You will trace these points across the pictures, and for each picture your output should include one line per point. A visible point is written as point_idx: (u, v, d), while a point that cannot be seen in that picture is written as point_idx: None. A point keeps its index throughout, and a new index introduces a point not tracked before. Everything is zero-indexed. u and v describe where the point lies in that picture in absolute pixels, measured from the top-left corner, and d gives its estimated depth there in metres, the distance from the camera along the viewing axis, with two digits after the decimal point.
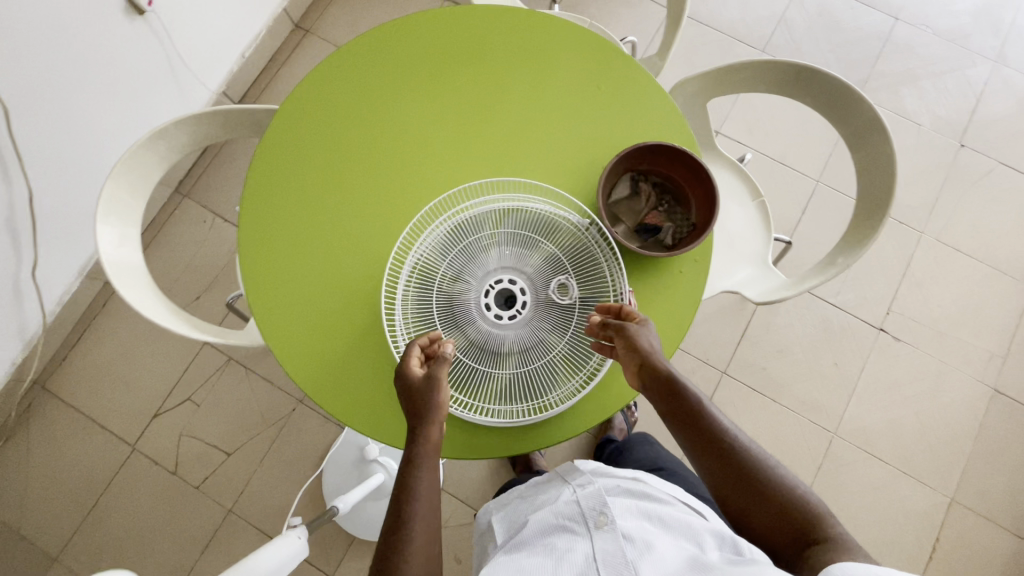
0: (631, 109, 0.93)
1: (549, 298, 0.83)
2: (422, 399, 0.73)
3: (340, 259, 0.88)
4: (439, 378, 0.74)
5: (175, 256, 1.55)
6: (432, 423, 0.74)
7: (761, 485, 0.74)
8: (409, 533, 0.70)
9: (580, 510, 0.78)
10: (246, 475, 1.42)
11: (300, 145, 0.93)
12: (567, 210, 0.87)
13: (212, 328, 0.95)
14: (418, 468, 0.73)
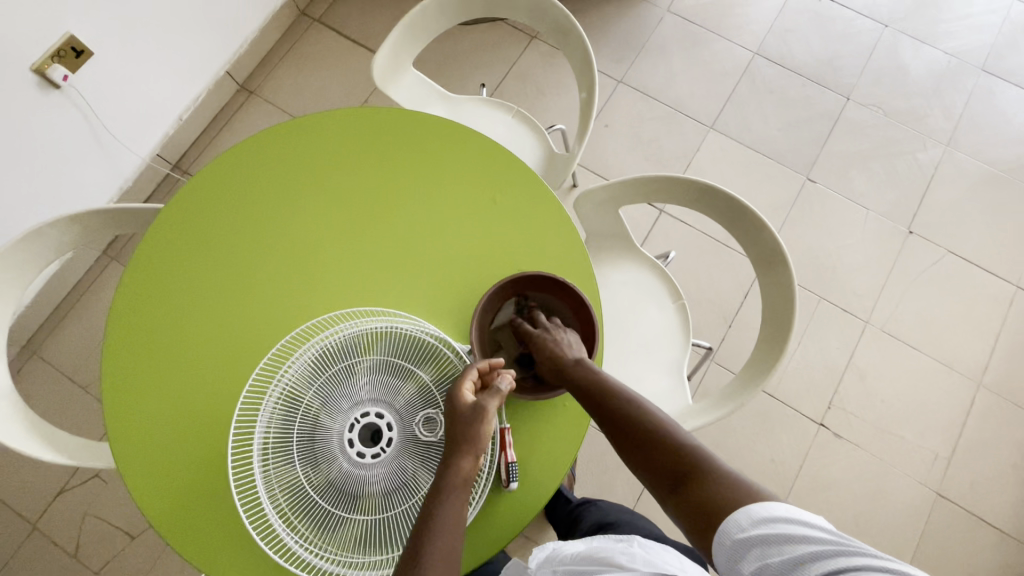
0: (523, 226, 0.94)
1: (416, 435, 0.77)
2: (464, 425, 0.72)
3: (210, 380, 0.84)
4: (487, 408, 0.72)
5: (95, 322, 1.49)
6: (466, 456, 0.71)
7: (645, 433, 0.69)
8: None
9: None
10: (149, 561, 1.37)
11: (182, 251, 0.88)
12: (445, 337, 0.82)
13: (73, 442, 0.92)
14: (445, 504, 0.69)
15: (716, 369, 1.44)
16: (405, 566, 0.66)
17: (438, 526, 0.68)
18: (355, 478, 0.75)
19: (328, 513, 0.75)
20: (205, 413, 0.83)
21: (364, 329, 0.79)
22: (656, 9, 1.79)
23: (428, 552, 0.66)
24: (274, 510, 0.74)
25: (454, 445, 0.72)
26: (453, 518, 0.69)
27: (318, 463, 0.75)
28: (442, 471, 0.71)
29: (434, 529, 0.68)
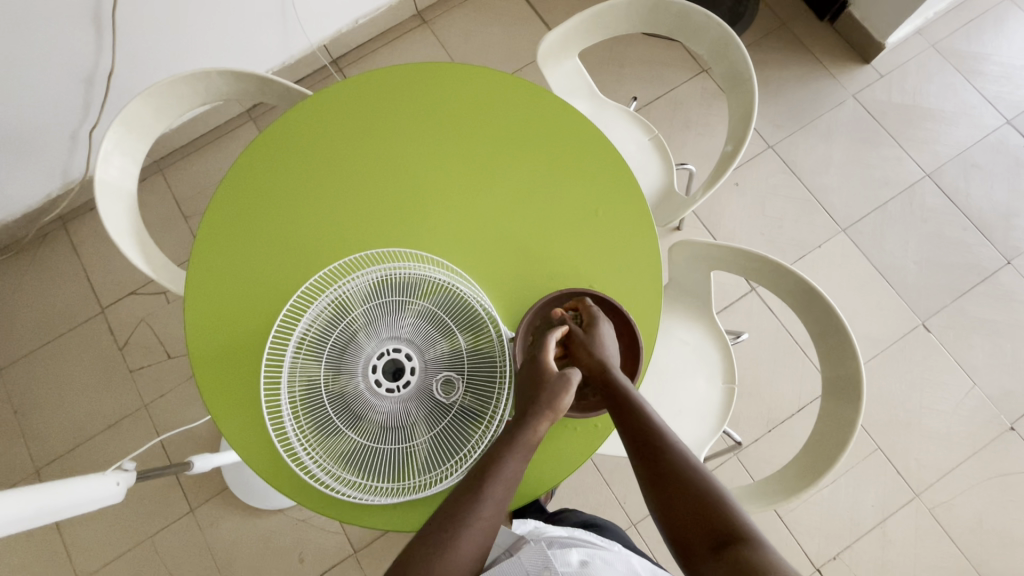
0: (613, 251, 0.93)
1: (431, 390, 0.80)
2: (545, 393, 0.75)
3: (284, 258, 0.91)
4: (570, 379, 0.76)
5: (215, 166, 1.66)
6: (543, 418, 0.75)
7: (680, 488, 0.71)
8: (455, 542, 0.69)
9: (525, 568, 0.73)
10: (174, 381, 1.53)
11: (313, 136, 0.96)
12: (495, 313, 0.85)
13: (160, 259, 1.04)
14: (507, 456, 0.74)
15: (735, 464, 1.37)
16: (459, 502, 0.71)
17: (495, 476, 0.73)
18: (365, 399, 0.80)
19: (330, 419, 0.80)
20: (268, 287, 0.90)
21: (424, 275, 0.82)
22: (841, 90, 1.67)
23: (484, 499, 0.72)
24: (287, 395, 0.80)
25: (531, 410, 0.75)
26: (513, 469, 0.74)
27: (339, 373, 0.81)
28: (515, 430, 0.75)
29: (495, 475, 0.73)
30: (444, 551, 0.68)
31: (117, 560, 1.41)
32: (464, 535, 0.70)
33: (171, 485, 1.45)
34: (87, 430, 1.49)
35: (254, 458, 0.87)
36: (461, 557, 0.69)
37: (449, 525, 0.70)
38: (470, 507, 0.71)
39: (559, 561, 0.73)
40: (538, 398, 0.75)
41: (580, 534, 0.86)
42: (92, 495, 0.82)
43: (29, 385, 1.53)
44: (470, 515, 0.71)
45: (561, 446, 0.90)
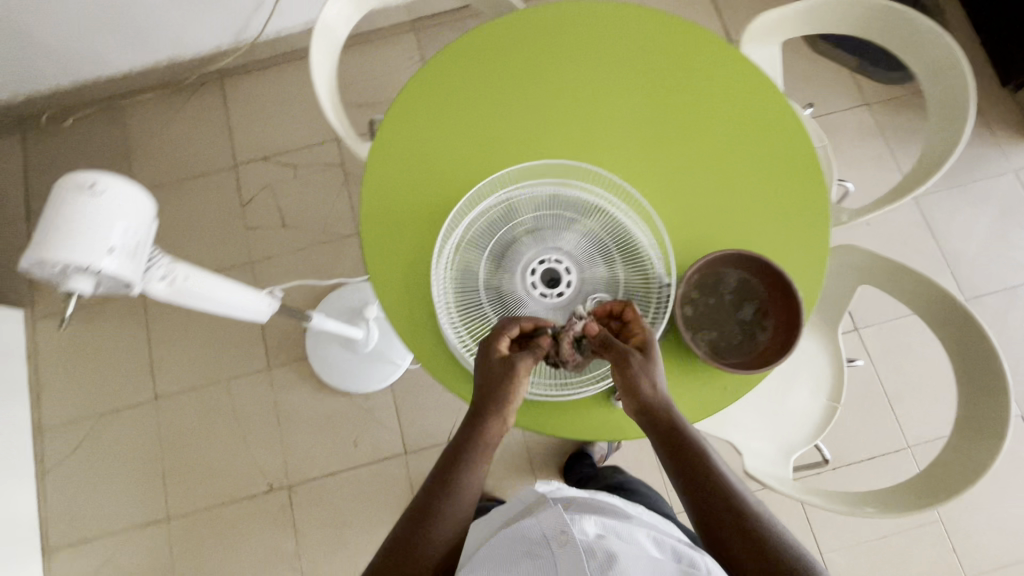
0: (786, 231, 0.91)
1: (582, 305, 0.83)
2: (491, 386, 0.75)
3: (467, 147, 0.95)
4: (519, 366, 0.74)
5: (371, 64, 1.73)
6: (497, 412, 0.76)
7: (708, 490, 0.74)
8: (427, 537, 0.73)
9: (543, 532, 0.72)
10: (281, 249, 1.60)
11: (518, 44, 0.99)
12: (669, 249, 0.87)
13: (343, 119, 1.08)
14: (468, 452, 0.76)
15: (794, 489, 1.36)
16: (432, 498, 0.75)
17: (461, 472, 0.76)
18: (518, 294, 0.84)
19: (480, 302, 0.84)
20: (444, 170, 0.94)
21: (598, 201, 0.87)
22: (1003, 161, 1.61)
23: (453, 496, 0.75)
24: (449, 268, 0.85)
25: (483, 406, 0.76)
26: (479, 463, 0.77)
27: (500, 265, 0.86)
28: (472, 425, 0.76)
29: (459, 472, 0.76)
30: (421, 543, 0.73)
31: (193, 391, 1.51)
32: (438, 528, 0.74)
33: (258, 340, 1.54)
34: (196, 268, 1.59)
35: (394, 316, 0.89)
36: (438, 549, 0.73)
37: (424, 520, 0.74)
38: (441, 504, 0.75)
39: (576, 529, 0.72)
40: (488, 392, 0.75)
41: (603, 505, 0.87)
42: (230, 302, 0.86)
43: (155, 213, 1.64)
44: (441, 512, 0.74)
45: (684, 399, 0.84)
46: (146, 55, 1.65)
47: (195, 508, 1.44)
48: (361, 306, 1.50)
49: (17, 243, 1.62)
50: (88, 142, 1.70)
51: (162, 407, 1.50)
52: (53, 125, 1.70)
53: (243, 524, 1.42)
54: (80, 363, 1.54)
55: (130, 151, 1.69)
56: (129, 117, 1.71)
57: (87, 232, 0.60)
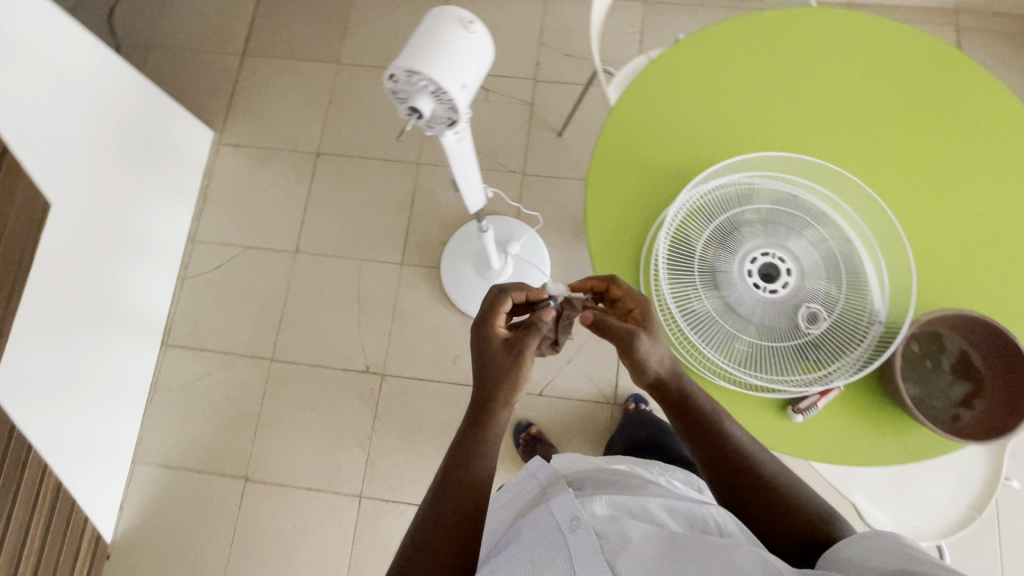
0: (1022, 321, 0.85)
1: (792, 310, 0.82)
2: (496, 364, 0.75)
3: (721, 118, 0.93)
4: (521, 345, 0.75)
5: (590, 21, 1.74)
6: (505, 393, 0.74)
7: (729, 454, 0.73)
8: (462, 518, 0.66)
9: (552, 518, 0.65)
10: (449, 161, 1.66)
11: (806, 39, 0.96)
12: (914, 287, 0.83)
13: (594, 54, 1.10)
14: (488, 431, 0.72)
15: None
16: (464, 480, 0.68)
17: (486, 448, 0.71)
18: (731, 276, 0.83)
19: (691, 270, 0.84)
20: (691, 133, 0.93)
21: (838, 217, 0.84)
22: None
23: (485, 472, 0.70)
24: (673, 229, 0.86)
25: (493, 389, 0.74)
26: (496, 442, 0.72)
27: (721, 243, 0.85)
28: (476, 421, 0.73)
29: (484, 453, 0.71)
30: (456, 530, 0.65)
31: (328, 258, 1.60)
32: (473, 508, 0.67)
33: (400, 235, 1.61)
34: (368, 151, 1.67)
35: (598, 251, 0.89)
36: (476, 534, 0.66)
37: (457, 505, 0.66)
38: (474, 486, 0.68)
39: (586, 512, 0.66)
40: (494, 373, 0.74)
41: (612, 475, 0.83)
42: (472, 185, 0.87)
43: (350, 89, 1.73)
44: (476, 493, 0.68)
45: (859, 443, 0.81)
46: None
47: (296, 361, 1.53)
48: (507, 240, 1.52)
49: (224, 73, 1.75)
50: (312, 5, 1.80)
51: (298, 262, 1.60)
52: None
53: (331, 392, 1.51)
54: (243, 196, 1.66)
55: (345, 26, 1.78)
56: None
57: (452, 61, 0.57)
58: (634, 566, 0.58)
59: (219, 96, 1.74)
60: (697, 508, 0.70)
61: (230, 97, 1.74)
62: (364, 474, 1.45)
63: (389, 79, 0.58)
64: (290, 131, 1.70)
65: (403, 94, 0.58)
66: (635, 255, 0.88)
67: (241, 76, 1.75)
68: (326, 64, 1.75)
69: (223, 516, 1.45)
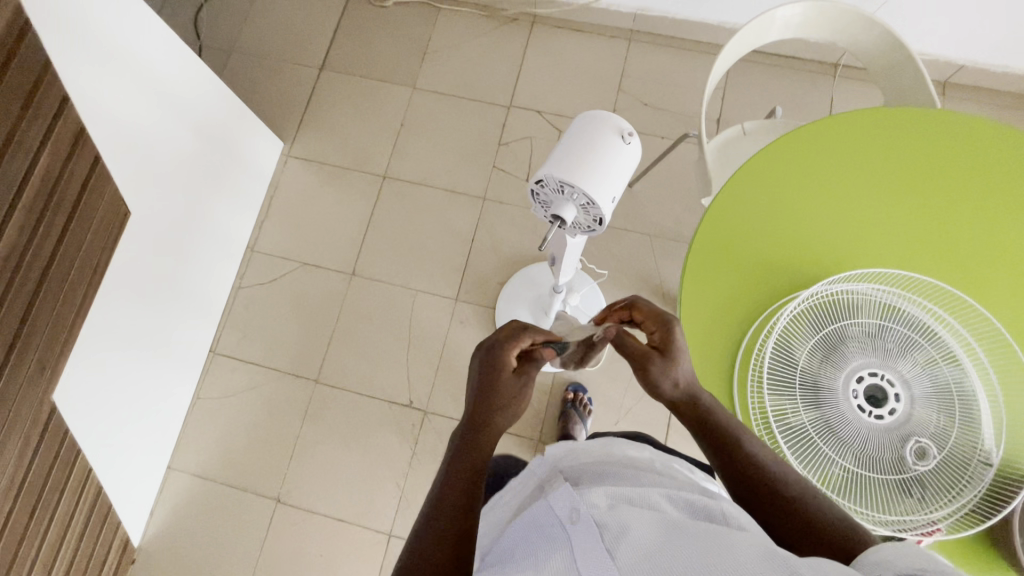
0: None
1: (898, 441, 0.77)
2: (498, 380, 0.73)
3: (832, 219, 0.89)
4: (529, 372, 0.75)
5: (672, 72, 1.71)
6: (502, 407, 0.72)
7: (737, 447, 0.70)
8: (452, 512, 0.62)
9: (551, 510, 0.56)
10: (516, 199, 1.63)
11: (927, 143, 0.92)
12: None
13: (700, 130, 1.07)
14: (480, 438, 0.70)
15: None
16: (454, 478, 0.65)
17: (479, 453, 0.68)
18: (834, 395, 0.79)
19: (790, 383, 0.81)
20: (801, 233, 0.89)
21: (955, 343, 0.79)
22: None
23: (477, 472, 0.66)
24: (773, 336, 0.82)
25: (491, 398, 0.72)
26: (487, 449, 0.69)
27: (825, 357, 0.81)
28: (471, 430, 0.70)
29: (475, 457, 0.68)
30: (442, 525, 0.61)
31: (384, 284, 1.59)
32: (462, 503, 0.63)
33: (459, 268, 1.59)
34: (435, 180, 1.66)
35: (692, 346, 0.86)
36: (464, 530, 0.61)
37: (443, 504, 0.63)
38: (462, 484, 0.65)
39: (584, 498, 0.57)
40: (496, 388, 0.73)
41: (606, 459, 0.71)
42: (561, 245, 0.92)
43: (423, 115, 1.72)
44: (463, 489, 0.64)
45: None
46: None
47: (341, 385, 1.52)
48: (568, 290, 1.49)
49: (301, 86, 1.76)
50: (395, 27, 1.80)
51: (354, 285, 1.59)
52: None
53: (372, 421, 1.49)
54: (306, 211, 1.66)
55: (425, 51, 1.77)
56: (439, 21, 1.80)
57: (604, 181, 0.68)
58: (638, 553, 0.49)
59: (294, 109, 1.74)
60: (703, 498, 0.59)
61: (304, 111, 1.74)
62: (396, 510, 1.43)
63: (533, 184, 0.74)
64: (360, 151, 1.70)
65: (535, 193, 0.72)
66: (732, 356, 0.85)
67: (318, 90, 1.75)
68: (402, 88, 1.75)
69: (252, 535, 1.43)
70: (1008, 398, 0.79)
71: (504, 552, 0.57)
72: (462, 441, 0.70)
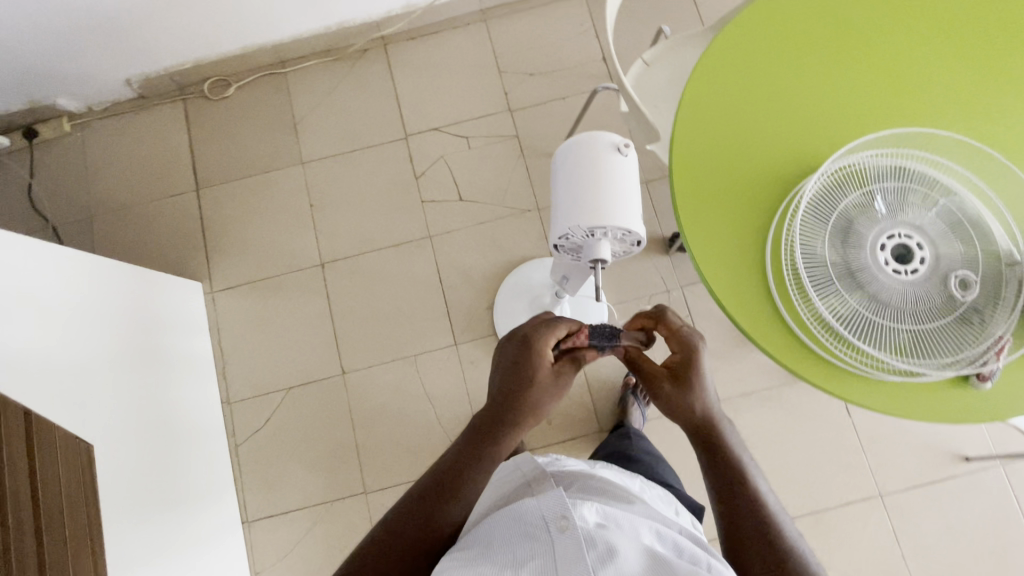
0: None
1: (942, 282, 0.80)
2: (524, 396, 0.78)
3: (784, 112, 0.89)
4: (562, 385, 0.80)
5: (541, 32, 1.67)
6: (518, 427, 0.78)
7: (739, 487, 0.72)
8: (438, 508, 0.70)
9: (541, 513, 0.61)
10: (460, 223, 1.56)
11: (828, 4, 0.94)
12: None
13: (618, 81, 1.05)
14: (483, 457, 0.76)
15: (1000, 474, 1.37)
16: (446, 480, 0.73)
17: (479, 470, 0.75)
18: (871, 271, 0.81)
19: (830, 280, 0.82)
20: (766, 137, 0.89)
21: (944, 175, 0.83)
22: None
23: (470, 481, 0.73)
24: (793, 245, 0.83)
25: (507, 414, 0.78)
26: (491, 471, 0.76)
27: (844, 241, 0.82)
28: (483, 434, 0.77)
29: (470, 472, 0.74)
30: (428, 516, 0.70)
31: (380, 366, 1.49)
32: (450, 504, 0.71)
33: (443, 315, 1.52)
34: (373, 243, 1.56)
35: (725, 290, 0.85)
36: (446, 524, 0.70)
37: (434, 503, 0.71)
38: (451, 490, 0.72)
39: (575, 512, 0.60)
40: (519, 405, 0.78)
41: (596, 477, 0.74)
42: (565, 269, 0.94)
43: (327, 185, 1.60)
44: (451, 495, 0.72)
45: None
46: (316, 20, 1.59)
47: (391, 483, 1.43)
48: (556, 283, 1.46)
49: (188, 218, 1.59)
50: (251, 111, 1.65)
51: (352, 381, 1.49)
52: (215, 94, 1.66)
53: None
54: (262, 336, 1.53)
55: (296, 121, 1.64)
56: (292, 86, 1.66)
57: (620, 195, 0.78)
58: None
59: (192, 242, 1.58)
60: (686, 541, 0.62)
61: (205, 239, 1.58)
62: None
63: (552, 245, 0.85)
64: (284, 252, 1.57)
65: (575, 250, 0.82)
66: (764, 280, 0.85)
67: (208, 212, 1.59)
68: (293, 168, 1.62)
69: None
70: (1003, 199, 0.84)
71: (479, 542, 0.61)
72: (483, 426, 0.78)
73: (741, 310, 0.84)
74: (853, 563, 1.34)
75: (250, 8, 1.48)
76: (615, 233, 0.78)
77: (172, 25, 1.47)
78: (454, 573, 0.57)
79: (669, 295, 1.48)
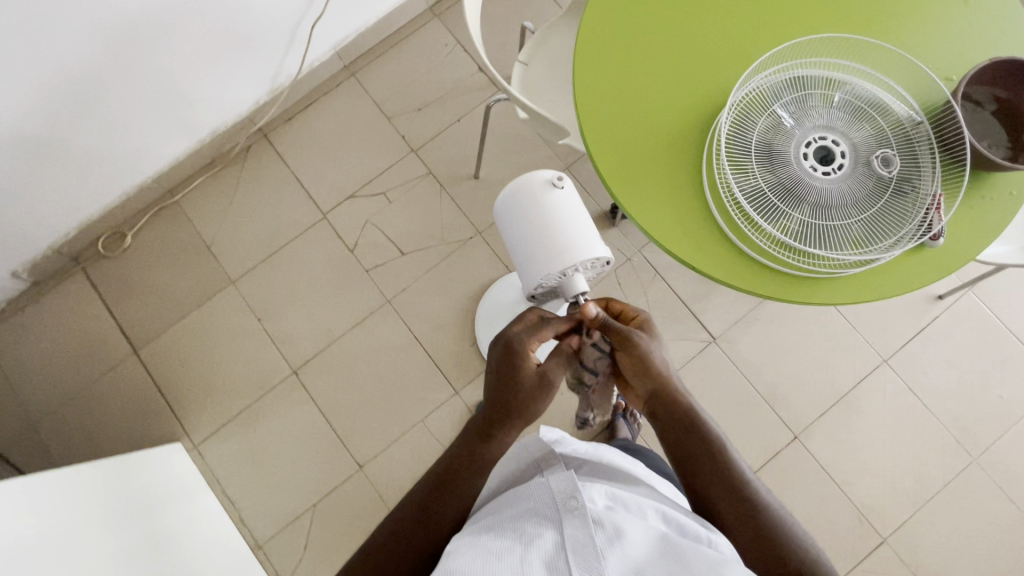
0: (987, 27, 0.93)
1: (868, 165, 0.85)
2: (516, 397, 0.74)
3: (669, 70, 0.92)
4: (553, 381, 0.75)
5: (410, 65, 1.65)
6: (513, 428, 0.75)
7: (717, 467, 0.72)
8: (433, 512, 0.70)
9: (549, 494, 0.61)
10: (411, 276, 1.54)
11: None
12: (924, 69, 0.89)
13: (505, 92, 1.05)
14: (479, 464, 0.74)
15: (972, 297, 1.48)
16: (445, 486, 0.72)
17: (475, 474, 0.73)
18: (806, 182, 0.85)
19: (774, 205, 0.85)
20: (664, 99, 0.91)
21: (832, 72, 0.88)
22: None
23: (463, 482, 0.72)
24: (729, 185, 0.86)
25: (500, 416, 0.74)
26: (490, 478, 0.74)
27: (772, 165, 0.86)
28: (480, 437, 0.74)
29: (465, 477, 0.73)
30: (427, 521, 0.70)
31: (393, 445, 1.45)
32: (447, 506, 0.71)
33: (432, 369, 1.49)
34: (336, 330, 1.51)
35: (688, 252, 0.87)
36: (444, 524, 0.70)
37: (430, 505, 0.71)
38: (447, 494, 0.72)
39: (585, 495, 0.61)
40: (514, 405, 0.74)
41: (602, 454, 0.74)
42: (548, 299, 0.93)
43: (268, 293, 1.54)
44: (446, 500, 0.71)
45: (975, 228, 0.87)
46: (187, 138, 1.52)
47: None
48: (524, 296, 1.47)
49: (140, 383, 1.49)
50: (157, 253, 1.56)
51: (372, 472, 1.44)
52: (112, 250, 1.56)
53: None
54: (267, 466, 1.46)
55: (208, 243, 1.56)
56: (189, 211, 1.58)
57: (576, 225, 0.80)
58: (621, 560, 0.53)
59: (155, 405, 1.48)
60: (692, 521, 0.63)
61: (163, 397, 1.49)
62: None
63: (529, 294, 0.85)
64: (252, 376, 1.50)
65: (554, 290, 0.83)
66: (718, 227, 0.88)
67: (158, 369, 1.50)
68: (225, 291, 1.54)
69: None
70: (886, 73, 0.90)
71: (491, 520, 0.62)
72: (478, 426, 0.75)
73: (710, 265, 0.86)
74: (888, 431, 1.41)
75: (114, 153, 1.40)
76: (586, 263, 0.79)
77: (38, 200, 1.36)
78: (464, 543, 0.57)
79: (632, 262, 1.51)
